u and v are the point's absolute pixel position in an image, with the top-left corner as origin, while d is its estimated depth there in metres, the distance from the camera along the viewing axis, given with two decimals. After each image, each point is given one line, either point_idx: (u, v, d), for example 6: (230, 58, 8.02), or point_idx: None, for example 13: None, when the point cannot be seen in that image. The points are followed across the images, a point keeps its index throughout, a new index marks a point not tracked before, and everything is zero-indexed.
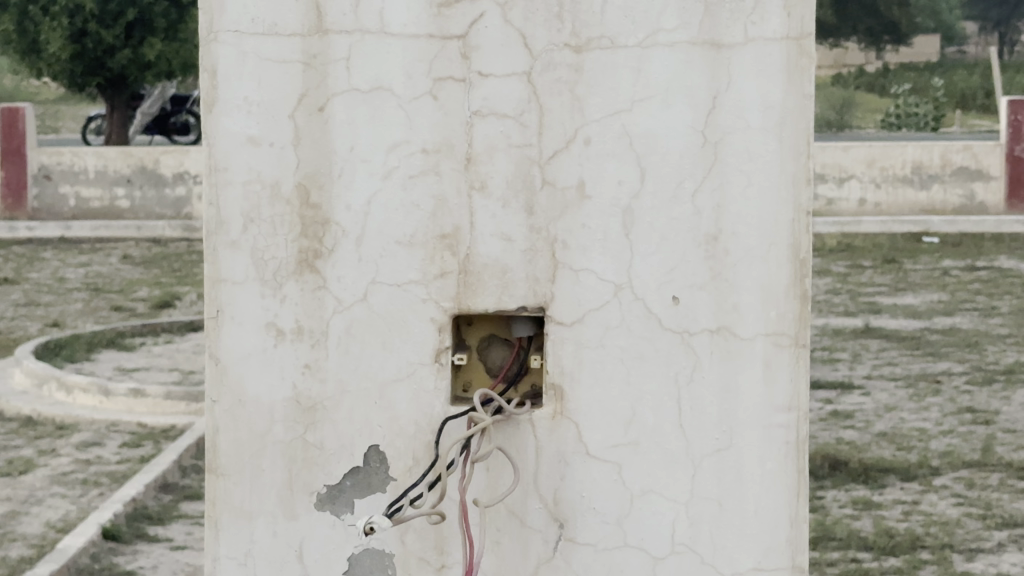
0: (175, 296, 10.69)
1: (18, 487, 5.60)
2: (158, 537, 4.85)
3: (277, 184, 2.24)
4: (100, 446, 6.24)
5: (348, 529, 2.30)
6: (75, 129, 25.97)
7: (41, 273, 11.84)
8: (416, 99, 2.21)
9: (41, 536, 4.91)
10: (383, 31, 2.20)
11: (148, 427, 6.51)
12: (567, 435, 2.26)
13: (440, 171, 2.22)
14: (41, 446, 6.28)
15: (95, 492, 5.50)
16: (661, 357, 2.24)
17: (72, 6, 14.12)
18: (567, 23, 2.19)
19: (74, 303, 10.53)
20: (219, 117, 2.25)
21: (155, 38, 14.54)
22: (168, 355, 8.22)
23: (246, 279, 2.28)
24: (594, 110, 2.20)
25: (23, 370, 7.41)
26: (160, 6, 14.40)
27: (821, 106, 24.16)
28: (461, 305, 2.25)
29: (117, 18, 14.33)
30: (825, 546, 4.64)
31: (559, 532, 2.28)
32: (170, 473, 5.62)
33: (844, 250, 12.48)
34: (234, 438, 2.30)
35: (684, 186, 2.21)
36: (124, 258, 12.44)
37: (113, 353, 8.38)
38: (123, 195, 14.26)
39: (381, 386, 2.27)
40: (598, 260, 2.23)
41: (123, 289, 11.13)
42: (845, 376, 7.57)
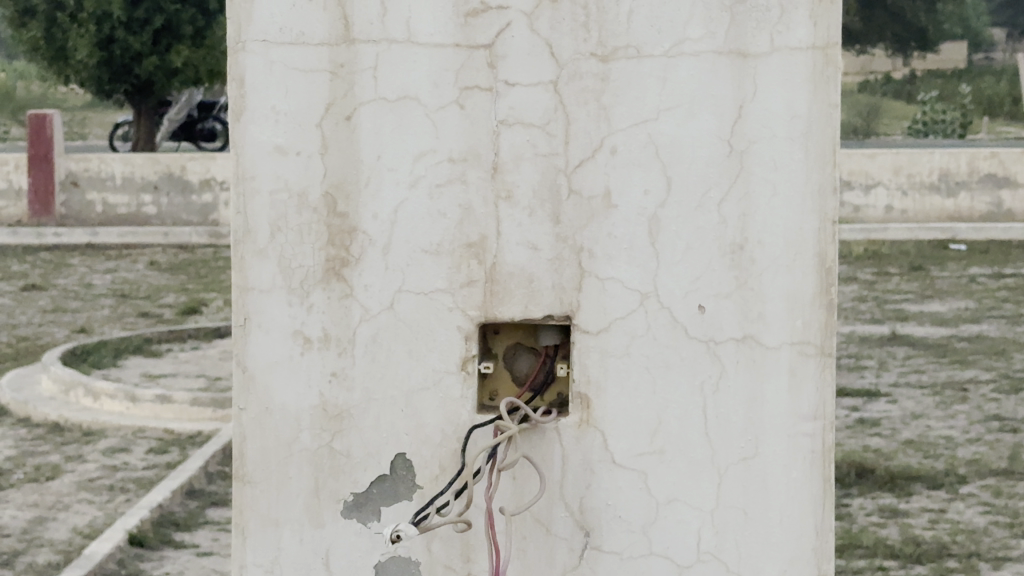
0: (201, 303, 10.72)
1: (45, 493, 5.62)
2: (184, 543, 4.87)
3: (304, 193, 2.25)
4: (128, 452, 6.26)
5: (375, 537, 2.31)
6: (102, 136, 26.06)
7: (69, 279, 11.89)
8: (443, 108, 2.22)
9: (68, 542, 4.92)
10: (409, 40, 2.21)
11: (175, 433, 6.53)
12: (592, 444, 2.27)
13: (466, 180, 2.23)
14: (68, 452, 6.31)
15: (122, 499, 5.52)
16: (687, 366, 2.24)
17: (100, 14, 14.16)
18: (593, 33, 2.19)
19: (102, 310, 10.57)
20: (247, 125, 2.26)
21: (182, 45, 14.58)
22: (195, 361, 8.25)
23: (273, 287, 2.29)
24: (620, 119, 2.20)
25: (50, 375, 7.44)
26: (187, 13, 14.43)
27: (848, 113, 24.13)
28: (488, 313, 2.26)
29: (144, 25, 14.37)
30: (851, 554, 4.63)
31: (585, 540, 2.28)
32: (196, 480, 5.64)
33: (871, 257, 12.46)
34: (261, 445, 2.31)
35: (710, 195, 2.21)
36: (151, 265, 12.48)
37: (140, 359, 8.41)
38: (150, 202, 14.38)
39: (407, 394, 2.27)
40: (623, 269, 2.23)
41: (150, 295, 11.17)
42: (871, 384, 7.56)
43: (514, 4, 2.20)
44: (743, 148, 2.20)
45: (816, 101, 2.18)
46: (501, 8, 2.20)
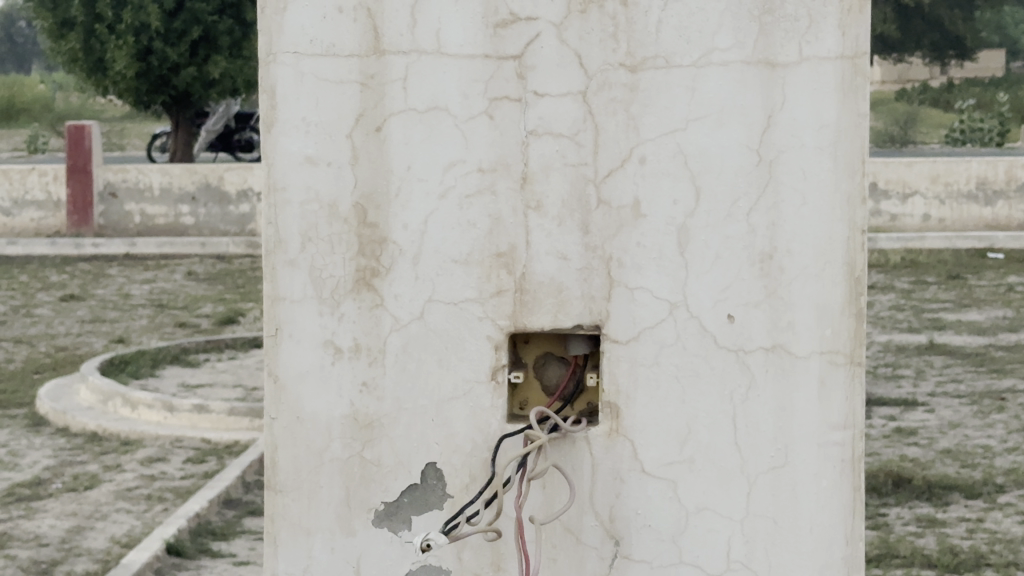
0: (239, 313, 10.75)
1: (83, 502, 5.65)
2: (221, 553, 4.89)
3: (335, 203, 2.26)
4: (165, 462, 6.29)
5: (405, 546, 2.32)
6: (140, 147, 26.17)
7: (107, 289, 11.94)
8: (473, 119, 2.23)
9: (106, 551, 4.95)
10: (439, 51, 2.22)
11: (212, 443, 6.56)
12: (622, 452, 2.27)
13: (496, 190, 2.24)
14: (106, 462, 6.34)
15: (160, 508, 5.54)
16: (716, 375, 2.24)
17: (138, 25, 14.23)
18: (622, 43, 2.20)
19: (140, 320, 10.61)
20: (278, 137, 2.27)
21: (219, 56, 14.64)
22: (232, 371, 8.28)
23: (304, 296, 2.30)
24: (649, 129, 2.21)
25: (88, 386, 7.48)
26: (225, 24, 14.49)
27: (885, 122, 24.06)
28: (518, 322, 2.27)
29: (182, 36, 14.43)
30: (888, 563, 4.62)
31: (615, 549, 2.28)
32: (234, 489, 5.66)
33: (908, 267, 12.43)
34: (293, 454, 2.32)
35: (739, 205, 2.21)
36: (189, 275, 12.53)
37: (177, 368, 8.44)
38: (188, 212, 14.43)
39: (438, 404, 2.28)
40: (652, 278, 2.24)
41: (188, 305, 11.21)
42: (908, 393, 7.54)
43: (543, 14, 2.21)
44: (772, 157, 2.20)
45: (845, 110, 2.19)
46: (530, 19, 2.21)
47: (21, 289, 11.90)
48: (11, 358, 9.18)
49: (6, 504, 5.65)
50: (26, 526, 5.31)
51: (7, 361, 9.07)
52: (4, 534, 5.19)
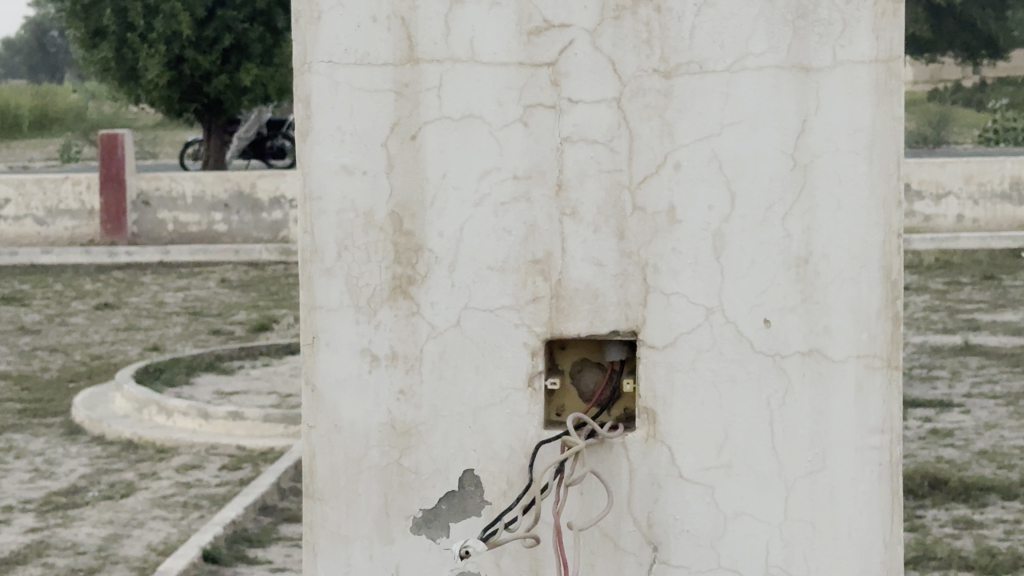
0: (273, 320, 10.78)
1: (120, 511, 5.67)
2: (258, 560, 4.90)
3: (370, 212, 2.27)
4: (201, 469, 6.32)
5: (444, 553, 2.32)
6: (172, 155, 26.26)
7: (141, 297, 11.99)
8: (507, 126, 2.23)
9: (143, 559, 4.97)
10: (473, 59, 2.23)
11: (247, 450, 6.58)
12: (659, 458, 2.27)
13: (531, 198, 2.24)
14: (141, 470, 6.36)
15: (196, 515, 5.56)
16: (753, 380, 2.24)
17: (169, 34, 14.27)
18: (656, 49, 2.21)
19: (174, 327, 10.65)
20: (314, 145, 2.29)
21: (251, 63, 14.68)
22: (266, 378, 8.30)
23: (340, 305, 2.31)
24: (683, 134, 2.21)
25: (124, 394, 7.51)
26: (256, 31, 14.53)
27: (917, 123, 24.00)
28: (554, 329, 2.27)
29: (213, 44, 14.47)
30: (925, 566, 4.61)
31: (654, 554, 2.29)
32: (269, 496, 5.68)
33: (942, 267, 12.39)
34: (331, 462, 2.33)
35: (774, 210, 2.21)
36: (223, 282, 12.56)
37: (211, 376, 8.47)
38: (221, 220, 14.47)
39: (474, 411, 2.29)
40: (688, 284, 2.24)
41: (222, 313, 11.24)
42: (944, 395, 7.51)
43: (576, 22, 2.21)
44: (807, 161, 2.20)
45: (879, 114, 2.18)
46: (564, 26, 2.22)
47: (56, 298, 11.95)
48: (47, 366, 9.23)
49: (43, 512, 5.67)
50: (64, 534, 5.34)
51: (43, 370, 9.11)
52: (42, 543, 5.21)
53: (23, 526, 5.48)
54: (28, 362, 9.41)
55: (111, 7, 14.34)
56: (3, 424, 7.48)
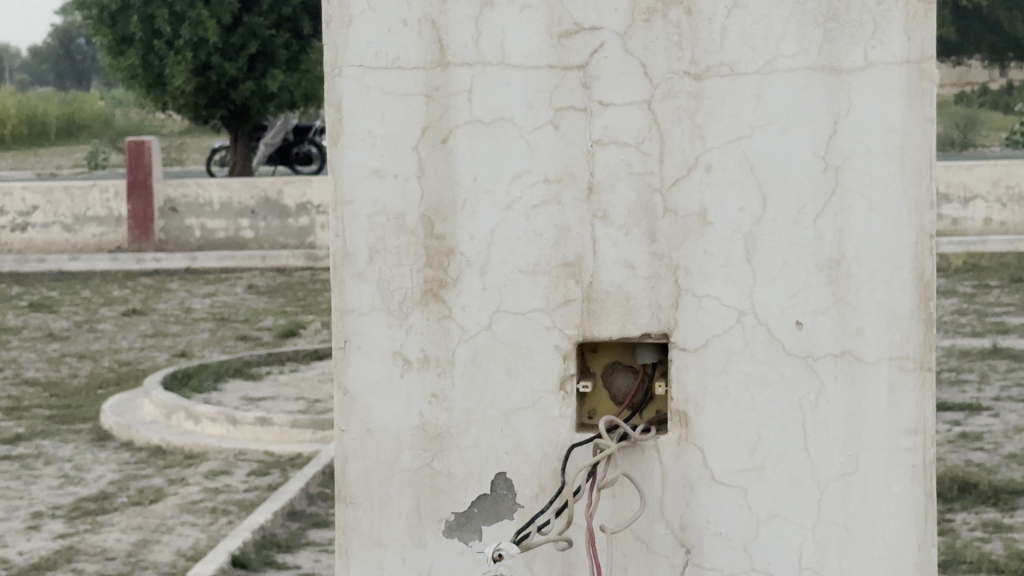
0: (300, 325, 10.79)
1: (149, 516, 5.69)
2: (286, 564, 4.91)
3: (401, 216, 2.28)
4: (229, 474, 6.33)
5: (477, 556, 2.33)
6: (200, 161, 26.33)
7: (169, 303, 12.01)
8: (538, 129, 2.24)
9: (172, 564, 4.98)
10: (504, 62, 2.23)
11: (275, 455, 6.59)
12: (691, 461, 2.27)
13: (562, 200, 2.24)
14: (170, 475, 6.38)
15: (224, 521, 5.57)
16: (786, 382, 2.24)
17: (196, 40, 14.30)
18: (687, 52, 2.20)
19: (202, 333, 10.68)
20: (344, 150, 2.29)
21: (277, 70, 14.70)
22: (294, 384, 8.32)
23: (372, 309, 2.31)
24: (715, 136, 2.21)
25: (151, 400, 7.53)
26: (283, 37, 14.56)
27: (945, 126, 23.92)
28: (586, 331, 2.27)
29: (239, 50, 14.50)
30: (955, 570, 4.59)
31: (687, 557, 2.28)
32: (297, 501, 5.69)
33: (970, 270, 12.35)
34: (363, 466, 2.33)
35: (806, 212, 2.21)
36: (250, 288, 12.59)
37: (239, 381, 8.48)
38: (248, 226, 14.50)
39: (506, 415, 2.29)
40: (719, 286, 2.24)
41: (249, 318, 11.26)
42: (973, 398, 7.48)
43: (607, 24, 2.21)
44: (839, 163, 2.20)
45: (912, 114, 2.17)
46: (594, 29, 2.22)
47: (84, 305, 11.98)
48: (75, 373, 9.26)
49: (72, 518, 5.69)
50: (93, 540, 5.35)
51: (71, 377, 9.14)
52: (71, 549, 5.22)
53: (53, 532, 5.50)
54: (56, 368, 9.44)
55: (138, 14, 14.38)
56: (32, 431, 7.50)
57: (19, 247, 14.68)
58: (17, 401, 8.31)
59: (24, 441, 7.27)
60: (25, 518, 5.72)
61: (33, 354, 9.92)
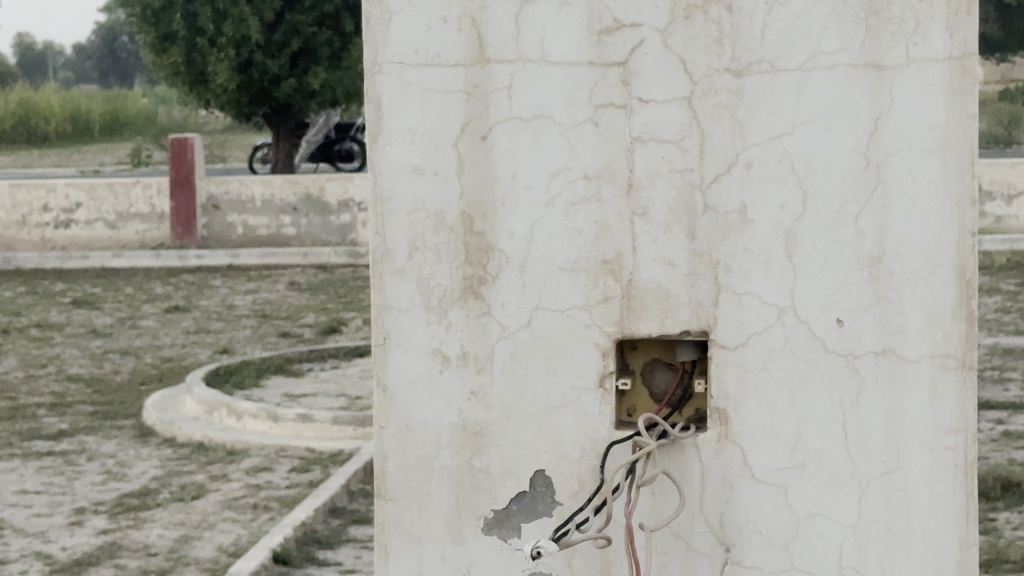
0: (341, 322, 10.80)
1: (191, 512, 5.70)
2: (327, 561, 4.91)
3: (441, 213, 2.28)
4: (270, 471, 6.34)
5: (516, 553, 2.32)
6: (243, 159, 26.39)
7: (211, 300, 12.05)
8: (578, 126, 2.23)
9: (213, 560, 4.99)
10: (544, 59, 2.23)
11: (317, 451, 6.60)
12: (731, 459, 2.27)
13: (602, 198, 2.24)
14: (212, 471, 6.40)
15: (266, 517, 5.59)
16: (825, 380, 2.23)
17: (238, 38, 14.35)
18: (727, 49, 2.20)
19: (244, 330, 10.70)
20: (384, 147, 2.29)
21: (319, 67, 14.72)
22: (336, 380, 8.33)
23: (412, 306, 2.31)
24: (755, 134, 2.20)
25: (193, 397, 7.55)
26: (325, 35, 14.56)
27: (990, 123, 23.81)
28: (625, 329, 2.27)
29: (282, 48, 14.54)
30: (998, 568, 4.57)
31: (726, 555, 2.28)
32: (338, 498, 5.69)
33: (1014, 269, 12.28)
34: (403, 463, 2.34)
35: (847, 209, 2.20)
36: (291, 285, 12.62)
37: (281, 378, 8.50)
38: (290, 223, 14.53)
39: (546, 412, 2.29)
40: (760, 284, 2.23)
41: (291, 316, 11.29)
42: (1018, 397, 7.43)
43: (646, 21, 2.21)
44: (880, 160, 2.18)
45: (953, 112, 2.16)
46: (634, 26, 2.21)
47: (127, 302, 12.03)
48: (119, 369, 9.29)
49: (115, 514, 5.71)
50: (136, 535, 5.37)
51: (115, 373, 9.18)
52: (113, 544, 5.24)
53: (96, 528, 5.51)
54: (99, 364, 9.48)
55: (181, 12, 14.44)
56: (75, 427, 7.53)
57: (62, 244, 14.75)
58: (61, 398, 8.35)
59: (68, 436, 7.31)
60: (69, 514, 5.74)
61: (76, 351, 9.96)
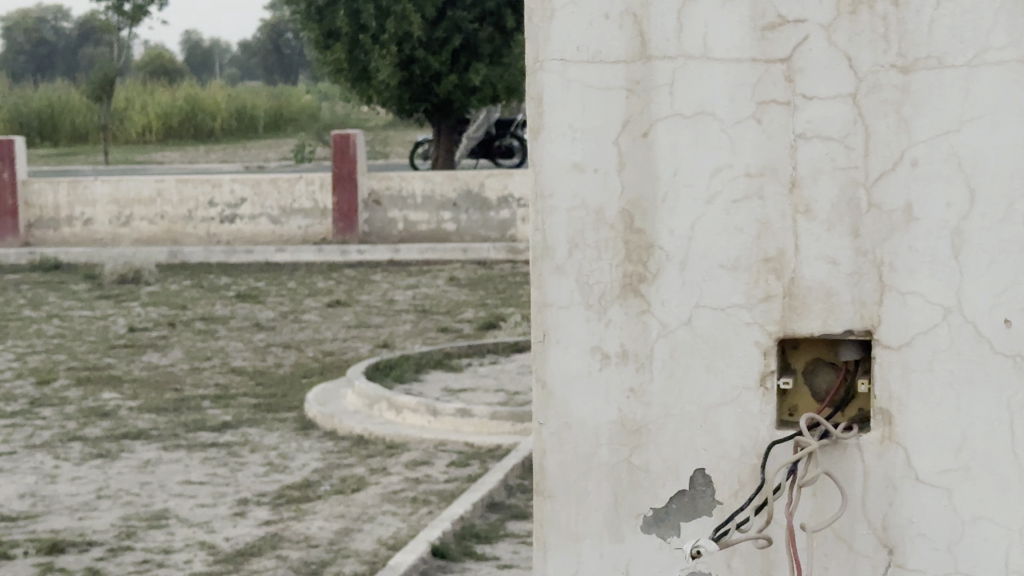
0: (500, 317, 10.84)
1: (351, 505, 5.76)
2: (485, 555, 4.93)
3: (601, 209, 2.32)
4: (429, 465, 6.38)
5: (675, 552, 2.33)
6: (404, 155, 26.59)
7: (372, 295, 12.15)
8: (740, 122, 2.24)
9: (373, 553, 5.03)
10: (706, 55, 2.24)
11: (475, 446, 6.63)
12: (894, 460, 2.21)
13: (764, 194, 2.23)
14: (372, 464, 6.46)
15: (424, 511, 5.62)
16: (992, 382, 2.15)
17: (400, 35, 14.47)
18: (893, 44, 2.16)
19: (404, 325, 10.78)
20: (546, 144, 2.34)
21: (480, 63, 14.79)
22: (494, 376, 8.36)
23: (572, 302, 2.35)
24: (921, 131, 2.16)
25: (354, 391, 7.62)
26: (486, 31, 14.62)
27: None
28: (787, 328, 2.25)
29: (443, 44, 14.63)
30: None
31: (888, 558, 2.23)
32: (497, 493, 5.72)
33: None
34: (562, 459, 2.37)
35: (1016, 206, 2.13)
36: (451, 281, 12.69)
37: (440, 372, 8.55)
38: (450, 219, 14.61)
39: (706, 409, 2.29)
40: (926, 285, 2.18)
41: (451, 311, 11.35)
42: None
43: (812, 16, 2.19)
44: None
45: None
46: (798, 21, 2.20)
47: (290, 296, 12.17)
48: (281, 363, 9.41)
49: (276, 505, 5.78)
50: (297, 527, 5.43)
51: (277, 366, 9.29)
52: (277, 536, 5.30)
53: (258, 519, 5.59)
54: (262, 357, 9.61)
55: (344, 10, 14.60)
56: (238, 419, 7.64)
57: (227, 239, 14.96)
58: (224, 390, 8.48)
59: (232, 428, 7.42)
60: (232, 505, 5.82)
61: (240, 344, 10.11)
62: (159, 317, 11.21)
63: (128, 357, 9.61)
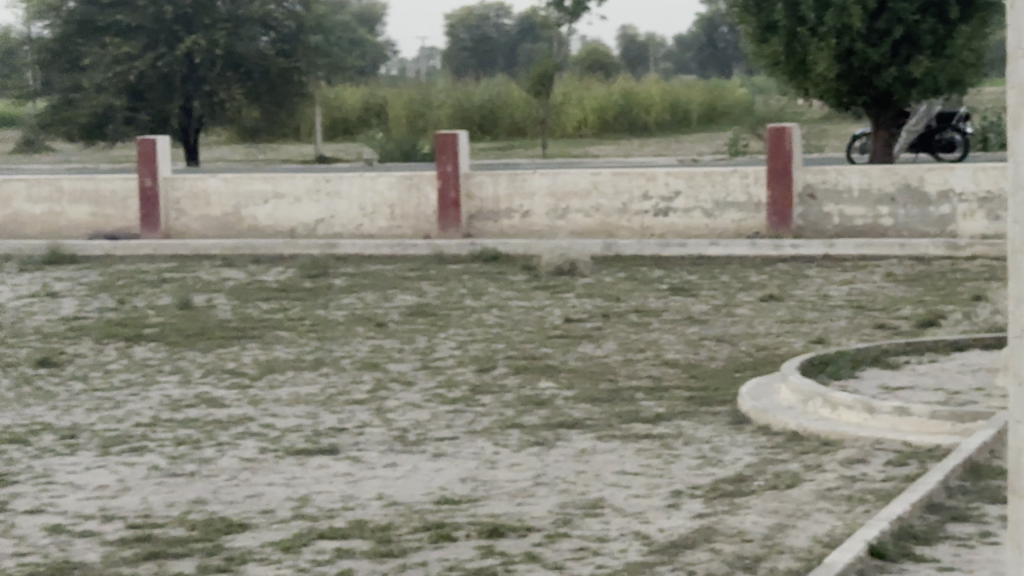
0: (939, 315, 10.47)
1: (783, 500, 5.60)
2: (925, 557, 4.68)
3: None
4: (864, 462, 6.15)
5: None
6: (843, 147, 26.19)
7: (807, 289, 11.90)
8: None
9: (808, 549, 4.87)
10: None
11: (911, 446, 6.36)
12: None
13: None
14: (806, 461, 6.24)
15: (860, 509, 5.39)
16: None
17: (838, 26, 14.20)
18: None
19: (838, 320, 10.55)
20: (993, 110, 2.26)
21: (921, 53, 14.32)
22: (934, 372, 7.91)
23: None
24: None
25: (787, 385, 7.44)
26: (925, 19, 14.16)
27: None
28: None
29: (883, 34, 14.26)
30: None
31: None
32: (933, 494, 5.34)
33: None
34: None
35: None
36: (891, 276, 12.33)
37: (880, 369, 8.11)
38: (889, 212, 14.18)
39: None
40: None
41: (888, 306, 11.05)
42: None
43: None
44: None
45: None
46: None
47: (724, 288, 12.09)
48: (713, 357, 9.32)
49: (711, 499, 5.70)
50: (732, 521, 5.32)
51: (710, 361, 9.20)
52: (709, 528, 5.22)
53: (692, 511, 5.53)
54: (695, 351, 9.55)
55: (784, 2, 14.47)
56: (670, 413, 7.60)
57: (664, 230, 14.74)
58: (654, 382, 8.48)
59: (665, 420, 7.43)
60: (664, 496, 5.79)
61: (673, 337, 10.10)
62: (590, 308, 11.33)
63: (563, 348, 9.74)
